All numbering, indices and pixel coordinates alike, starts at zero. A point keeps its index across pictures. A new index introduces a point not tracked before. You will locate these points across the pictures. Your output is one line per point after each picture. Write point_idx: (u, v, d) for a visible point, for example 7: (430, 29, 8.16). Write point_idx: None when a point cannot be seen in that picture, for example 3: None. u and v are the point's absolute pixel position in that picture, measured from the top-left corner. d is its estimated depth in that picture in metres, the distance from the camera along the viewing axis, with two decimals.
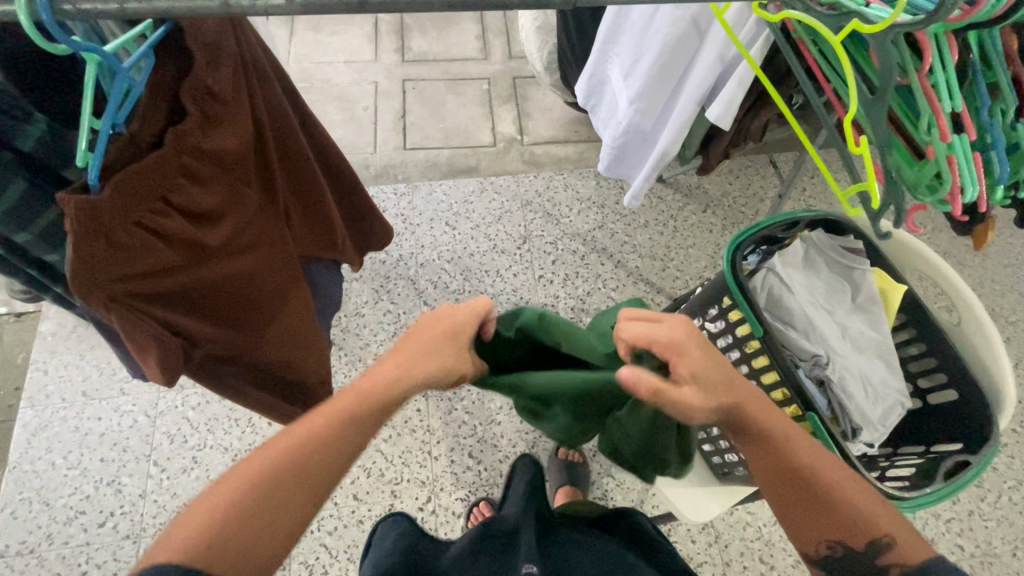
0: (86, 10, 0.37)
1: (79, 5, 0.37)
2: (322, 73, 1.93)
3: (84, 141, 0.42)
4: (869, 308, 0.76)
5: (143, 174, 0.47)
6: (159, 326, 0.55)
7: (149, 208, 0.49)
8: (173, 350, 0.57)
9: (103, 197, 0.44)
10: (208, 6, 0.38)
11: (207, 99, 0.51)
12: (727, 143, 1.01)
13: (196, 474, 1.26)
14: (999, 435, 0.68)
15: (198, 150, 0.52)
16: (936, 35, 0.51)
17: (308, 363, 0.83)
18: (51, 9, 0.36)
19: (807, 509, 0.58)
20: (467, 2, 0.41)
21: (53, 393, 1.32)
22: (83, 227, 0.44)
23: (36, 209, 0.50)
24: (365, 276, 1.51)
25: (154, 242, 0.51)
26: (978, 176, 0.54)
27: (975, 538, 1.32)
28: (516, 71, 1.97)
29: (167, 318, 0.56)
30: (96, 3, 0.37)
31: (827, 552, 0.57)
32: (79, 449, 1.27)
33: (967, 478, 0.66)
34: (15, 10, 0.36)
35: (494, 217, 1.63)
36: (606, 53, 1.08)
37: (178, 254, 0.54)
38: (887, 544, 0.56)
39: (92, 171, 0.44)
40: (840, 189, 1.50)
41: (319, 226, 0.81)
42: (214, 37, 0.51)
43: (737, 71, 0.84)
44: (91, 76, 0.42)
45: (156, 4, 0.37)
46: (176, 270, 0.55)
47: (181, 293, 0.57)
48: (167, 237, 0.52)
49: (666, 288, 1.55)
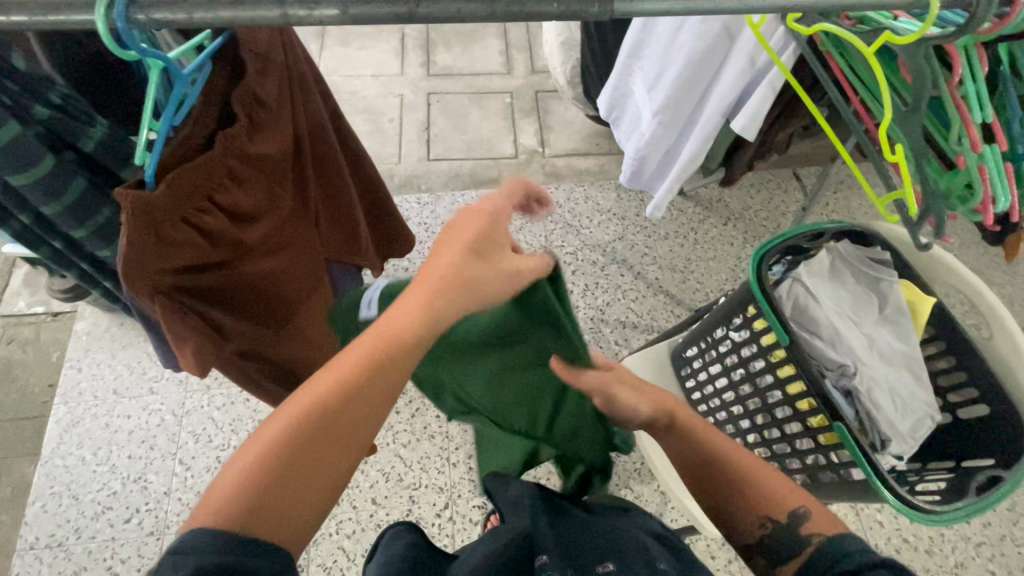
0: (157, 20, 0.39)
1: (151, 15, 0.39)
2: (350, 87, 1.99)
3: (142, 141, 0.45)
4: (897, 320, 0.75)
5: (196, 173, 0.49)
6: (196, 319, 0.57)
7: (199, 204, 0.51)
8: (207, 342, 0.58)
9: (157, 194, 0.46)
10: (270, 14, 0.40)
11: (254, 106, 0.54)
12: (751, 155, 1.01)
13: (220, 474, 1.29)
14: None
15: (246, 154, 0.54)
16: (968, 46, 0.51)
17: (327, 362, 0.85)
18: (126, 19, 0.39)
19: (727, 494, 0.64)
20: (509, 11, 0.42)
21: (86, 390, 1.36)
22: (137, 222, 0.46)
23: (94, 206, 0.53)
24: (388, 283, 1.53)
25: (199, 239, 0.53)
26: (1011, 186, 0.54)
27: (1008, 564, 1.28)
28: (538, 85, 2.01)
29: (202, 311, 0.57)
30: (166, 13, 0.39)
31: (762, 531, 0.61)
32: (107, 446, 1.31)
33: (1001, 493, 0.64)
34: (92, 19, 0.39)
35: (515, 227, 1.64)
36: (630, 66, 1.10)
37: (219, 252, 0.56)
38: (802, 514, 0.59)
39: (148, 171, 0.46)
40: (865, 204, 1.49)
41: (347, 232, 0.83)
42: (265, 49, 0.54)
43: (763, 82, 0.84)
44: (154, 81, 0.45)
45: (220, 14, 0.39)
46: (214, 268, 0.57)
47: (214, 287, 0.58)
48: (211, 235, 0.54)
49: (687, 300, 1.55)
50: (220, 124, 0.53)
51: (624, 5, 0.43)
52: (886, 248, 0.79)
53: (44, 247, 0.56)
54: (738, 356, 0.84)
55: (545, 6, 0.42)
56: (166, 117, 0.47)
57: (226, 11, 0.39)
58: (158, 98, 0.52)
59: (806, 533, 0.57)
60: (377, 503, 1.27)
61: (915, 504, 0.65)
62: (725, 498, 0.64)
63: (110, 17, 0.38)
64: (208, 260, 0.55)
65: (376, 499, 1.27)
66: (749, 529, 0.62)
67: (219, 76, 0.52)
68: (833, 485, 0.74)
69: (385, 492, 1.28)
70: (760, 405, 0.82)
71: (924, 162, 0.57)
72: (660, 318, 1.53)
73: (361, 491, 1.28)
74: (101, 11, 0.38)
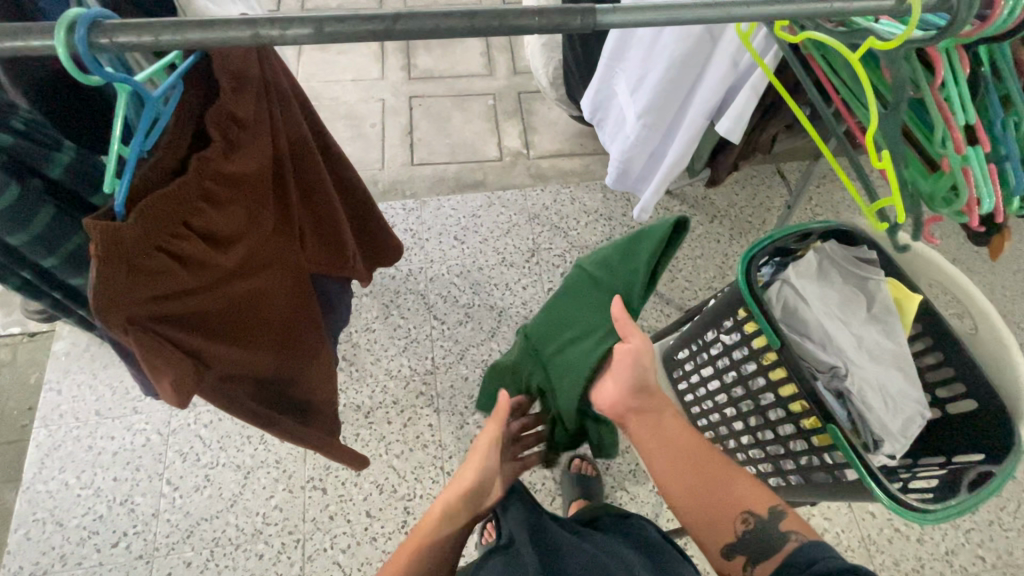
0: (122, 43, 0.38)
1: (115, 39, 0.38)
2: (330, 92, 1.96)
3: (111, 169, 0.43)
4: (885, 319, 0.76)
5: (170, 199, 0.48)
6: (176, 349, 0.54)
7: (174, 229, 0.50)
8: (190, 371, 0.56)
9: (127, 223, 0.45)
10: (241, 33, 0.39)
11: (229, 124, 0.52)
12: (736, 155, 1.01)
13: (209, 493, 1.26)
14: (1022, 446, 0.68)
15: (222, 174, 0.53)
16: (948, 49, 0.52)
17: (315, 380, 0.84)
18: (88, 43, 0.37)
19: (701, 496, 0.74)
20: (490, 27, 0.41)
21: (67, 412, 1.32)
22: (106, 253, 0.44)
23: (64, 234, 0.51)
24: (376, 291, 1.52)
25: (174, 264, 0.51)
26: (995, 187, 0.54)
27: (996, 549, 1.31)
28: (521, 86, 2.00)
29: (183, 340, 0.55)
30: (131, 37, 0.37)
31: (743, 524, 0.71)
32: (91, 469, 1.27)
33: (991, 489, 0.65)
34: (53, 44, 0.37)
35: (502, 230, 1.63)
36: (613, 68, 1.10)
37: (196, 277, 0.54)
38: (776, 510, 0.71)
39: (118, 199, 0.44)
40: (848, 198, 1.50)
41: (331, 247, 0.82)
42: (239, 66, 0.53)
43: (747, 84, 0.84)
44: (121, 105, 0.43)
45: (189, 36, 0.38)
46: (192, 293, 0.55)
47: (193, 314, 0.56)
48: (187, 260, 0.52)
49: (675, 299, 1.55)
50: (193, 146, 0.51)
51: (607, 18, 0.43)
52: (872, 246, 0.80)
53: (13, 277, 0.54)
54: (729, 359, 0.84)
55: (524, 20, 0.41)
56: (136, 140, 0.45)
57: (194, 32, 0.38)
58: (128, 121, 0.50)
59: (788, 529, 0.69)
60: (372, 516, 1.26)
61: (908, 503, 0.65)
62: (700, 503, 0.73)
63: (71, 43, 0.37)
64: (184, 285, 0.53)
65: (370, 512, 1.26)
66: (728, 529, 0.72)
67: (191, 95, 0.50)
68: (826, 485, 0.75)
69: (379, 505, 1.27)
70: (752, 407, 0.82)
71: (908, 164, 0.57)
72: (649, 317, 1.53)
73: (355, 504, 1.27)
74: (62, 36, 0.37)
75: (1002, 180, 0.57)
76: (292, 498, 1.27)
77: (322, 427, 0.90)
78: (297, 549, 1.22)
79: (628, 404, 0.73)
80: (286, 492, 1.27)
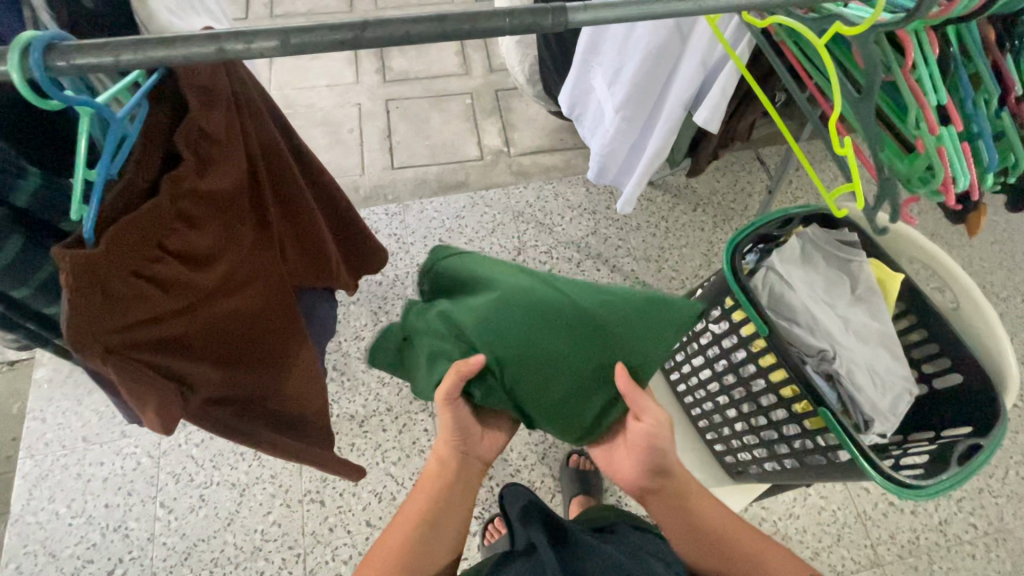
0: (80, 65, 0.37)
1: (72, 61, 0.36)
2: (305, 99, 1.93)
3: (77, 194, 0.42)
4: (869, 299, 0.77)
5: (141, 223, 0.46)
6: (158, 375, 0.53)
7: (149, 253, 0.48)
8: (174, 396, 0.54)
9: (97, 248, 0.43)
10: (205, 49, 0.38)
11: (200, 140, 0.51)
12: (715, 144, 1.02)
13: (205, 513, 1.24)
14: (1007, 415, 0.69)
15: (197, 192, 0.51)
16: (917, 31, 0.52)
17: (306, 392, 0.82)
18: (44, 66, 0.36)
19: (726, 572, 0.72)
20: (462, 30, 0.41)
21: (52, 441, 1.29)
22: (77, 281, 0.43)
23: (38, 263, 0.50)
24: (363, 298, 1.50)
25: (153, 289, 0.50)
26: (969, 165, 0.54)
27: (988, 516, 1.34)
28: (498, 83, 1.99)
29: (165, 365, 0.54)
30: (89, 57, 0.36)
31: None
32: (82, 496, 1.25)
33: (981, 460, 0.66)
34: (7, 69, 0.36)
35: (487, 230, 1.62)
36: (588, 63, 1.09)
37: (177, 301, 0.53)
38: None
39: (87, 225, 0.43)
40: (827, 180, 1.52)
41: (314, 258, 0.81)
42: (208, 80, 0.51)
43: (722, 73, 0.85)
44: (86, 128, 0.42)
45: (149, 54, 0.37)
46: (175, 318, 0.53)
47: (175, 337, 0.55)
48: (166, 284, 0.51)
49: (663, 289, 1.56)
50: (165, 165, 0.50)
51: (577, 15, 0.42)
52: (853, 228, 0.81)
53: None
54: (720, 347, 0.84)
55: (495, 20, 0.41)
56: (104, 164, 0.44)
57: (156, 50, 0.37)
58: (94, 144, 0.48)
59: None
60: (372, 525, 1.25)
61: (901, 480, 0.66)
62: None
63: (32, 68, 0.36)
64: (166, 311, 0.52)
65: (371, 521, 1.25)
66: None
67: (158, 114, 0.49)
68: (821, 467, 0.75)
69: (379, 513, 1.26)
70: (745, 394, 0.82)
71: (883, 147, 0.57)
72: None
73: (355, 514, 1.26)
74: (16, 60, 0.35)
75: (975, 158, 0.57)
76: (290, 513, 1.25)
77: (314, 440, 0.89)
78: (299, 563, 1.21)
79: (644, 485, 0.74)
80: (283, 507, 1.26)
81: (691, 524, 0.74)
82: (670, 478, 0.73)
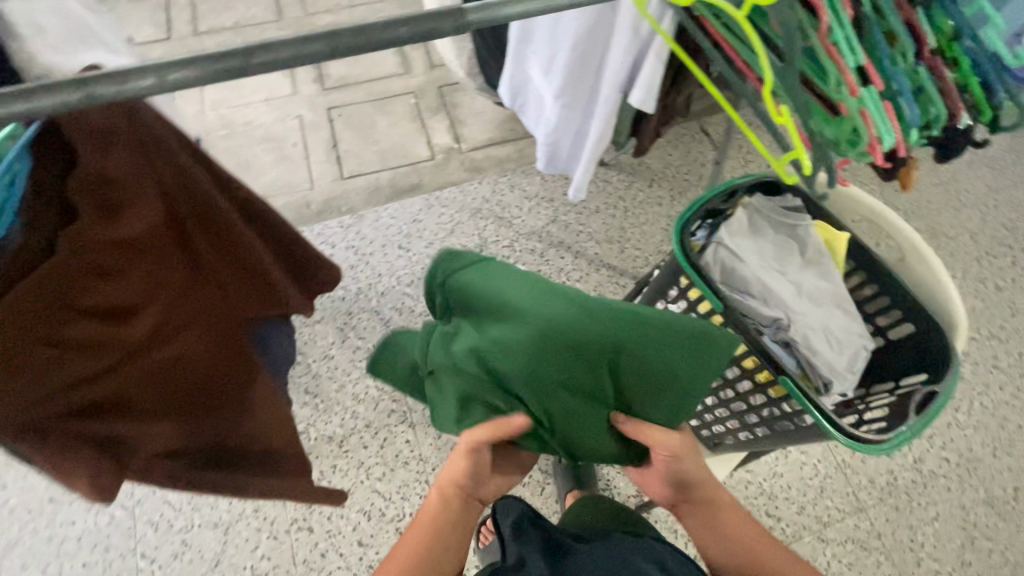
0: None
1: None
2: (242, 116, 1.86)
3: None
4: (818, 262, 0.78)
5: (35, 292, 0.46)
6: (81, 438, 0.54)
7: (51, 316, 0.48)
8: (103, 455, 0.56)
9: None
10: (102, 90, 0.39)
11: (98, 191, 0.49)
12: (657, 122, 1.01)
13: (190, 557, 1.21)
14: (960, 358, 0.72)
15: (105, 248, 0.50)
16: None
17: (274, 429, 0.80)
18: None
19: None
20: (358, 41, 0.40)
21: (16, 506, 1.23)
22: None
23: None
24: (327, 316, 1.46)
25: (62, 352, 0.49)
26: (893, 124, 0.55)
27: (958, 448, 1.40)
28: (441, 79, 1.95)
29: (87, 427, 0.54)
30: None
31: None
32: (57, 559, 1.20)
33: (938, 406, 0.68)
34: None
35: (446, 231, 1.60)
36: (523, 51, 1.07)
37: (97, 362, 0.52)
38: None
39: None
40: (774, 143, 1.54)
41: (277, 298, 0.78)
42: (102, 125, 0.48)
43: (653, 48, 0.83)
44: None
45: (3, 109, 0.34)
46: (96, 378, 0.53)
47: (102, 397, 0.55)
48: (78, 346, 0.50)
49: (629, 270, 1.56)
50: (65, 223, 0.49)
51: (468, 17, 0.44)
52: (796, 194, 0.82)
53: None
54: None
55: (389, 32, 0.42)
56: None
57: None
58: None
59: None
60: (365, 544, 1.23)
61: (864, 436, 0.67)
62: None
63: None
64: (81, 372, 0.51)
65: (362, 540, 1.24)
66: None
67: (47, 170, 0.47)
68: (789, 432, 0.77)
69: (370, 531, 1.25)
70: None
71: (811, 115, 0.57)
72: (607, 292, 1.54)
73: (346, 536, 1.24)
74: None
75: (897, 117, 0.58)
76: (278, 546, 1.23)
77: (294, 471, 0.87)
78: None
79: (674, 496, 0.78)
80: (271, 539, 1.23)
81: (729, 547, 0.76)
82: (694, 490, 0.77)
